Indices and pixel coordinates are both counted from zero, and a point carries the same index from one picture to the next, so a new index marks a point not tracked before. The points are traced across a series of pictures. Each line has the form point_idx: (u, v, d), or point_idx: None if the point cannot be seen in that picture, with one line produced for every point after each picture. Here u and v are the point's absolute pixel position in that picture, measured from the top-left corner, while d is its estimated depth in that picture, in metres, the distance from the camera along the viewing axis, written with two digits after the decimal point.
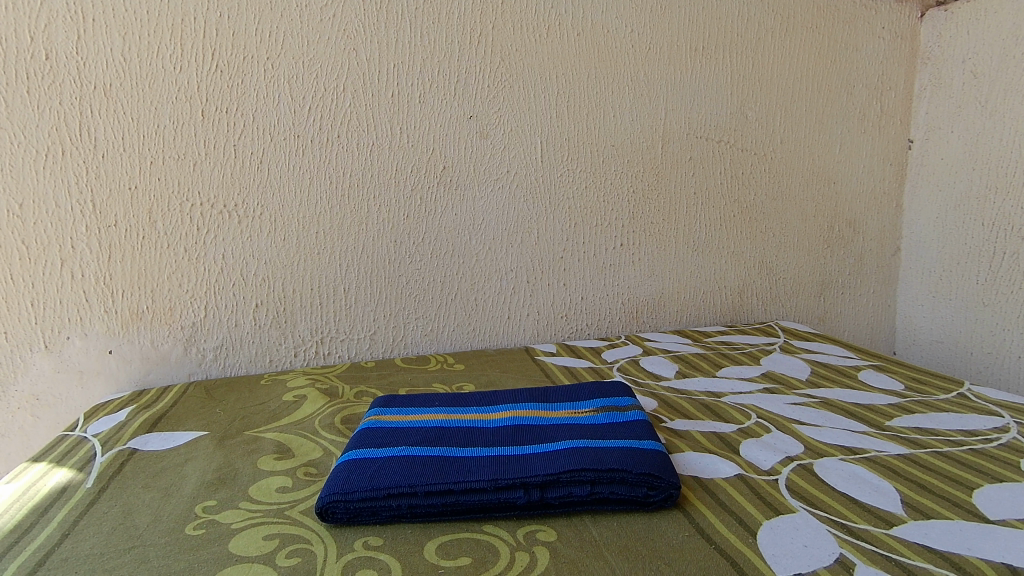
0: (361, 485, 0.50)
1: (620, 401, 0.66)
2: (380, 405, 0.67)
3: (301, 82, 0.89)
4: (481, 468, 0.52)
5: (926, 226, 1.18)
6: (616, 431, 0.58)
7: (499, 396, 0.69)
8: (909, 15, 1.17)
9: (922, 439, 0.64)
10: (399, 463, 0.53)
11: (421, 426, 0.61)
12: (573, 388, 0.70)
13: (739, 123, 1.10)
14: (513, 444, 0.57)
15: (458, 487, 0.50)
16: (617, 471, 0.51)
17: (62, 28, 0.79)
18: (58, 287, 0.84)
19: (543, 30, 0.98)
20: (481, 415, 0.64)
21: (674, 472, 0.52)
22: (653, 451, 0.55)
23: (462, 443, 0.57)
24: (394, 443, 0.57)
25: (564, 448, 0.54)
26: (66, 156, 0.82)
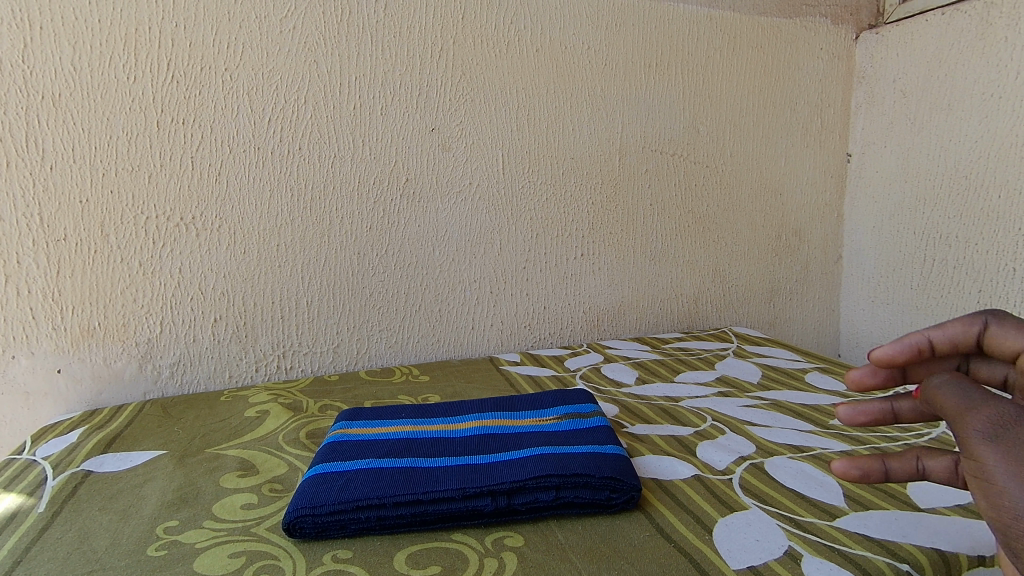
0: (329, 498, 0.50)
1: (582, 408, 0.68)
2: (344, 418, 0.68)
3: (261, 94, 0.88)
4: (449, 477, 0.53)
5: (864, 234, 1.26)
6: (579, 437, 0.61)
7: (465, 406, 0.71)
8: (845, 37, 1.24)
9: (862, 436, 0.68)
10: (366, 475, 0.53)
11: (388, 437, 0.62)
12: (537, 396, 0.72)
13: (692, 137, 1.15)
14: (480, 452, 0.58)
15: (426, 498, 0.50)
16: (581, 476, 0.52)
17: (6, 36, 0.77)
18: (2, 304, 0.81)
19: (503, 45, 1.00)
20: (448, 425, 0.65)
21: (635, 474, 0.54)
22: (614, 455, 0.57)
23: (430, 454, 0.58)
24: (362, 456, 0.57)
25: (530, 455, 0.56)
26: (12, 169, 0.79)
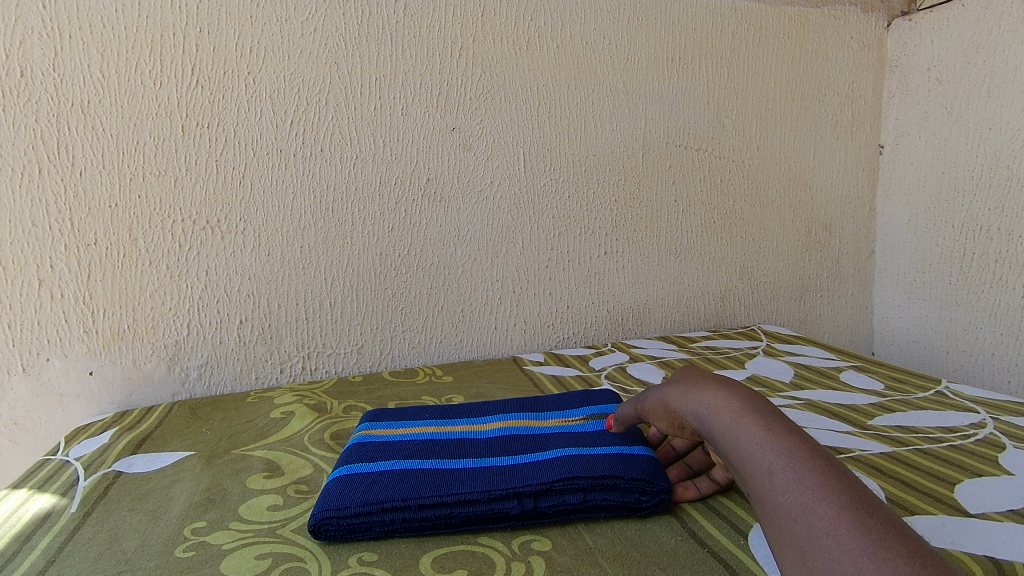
0: (353, 500, 0.49)
1: (609, 408, 0.67)
2: (367, 419, 0.67)
3: (283, 97, 0.89)
4: (474, 479, 0.52)
5: (898, 227, 1.22)
6: (606, 437, 0.59)
7: (489, 406, 0.70)
8: (876, 24, 1.20)
9: (904, 437, 0.65)
10: (391, 477, 0.53)
11: (412, 439, 0.61)
12: (562, 397, 0.71)
13: (717, 131, 1.12)
14: (505, 454, 0.57)
15: (452, 499, 0.50)
16: (609, 478, 0.51)
17: (37, 45, 0.78)
18: (36, 308, 0.82)
19: (523, 42, 0.99)
20: (472, 426, 0.64)
21: (665, 477, 0.53)
22: (644, 456, 0.55)
23: (455, 456, 0.57)
24: (386, 457, 0.57)
25: (556, 457, 0.55)
26: (43, 175, 0.81)
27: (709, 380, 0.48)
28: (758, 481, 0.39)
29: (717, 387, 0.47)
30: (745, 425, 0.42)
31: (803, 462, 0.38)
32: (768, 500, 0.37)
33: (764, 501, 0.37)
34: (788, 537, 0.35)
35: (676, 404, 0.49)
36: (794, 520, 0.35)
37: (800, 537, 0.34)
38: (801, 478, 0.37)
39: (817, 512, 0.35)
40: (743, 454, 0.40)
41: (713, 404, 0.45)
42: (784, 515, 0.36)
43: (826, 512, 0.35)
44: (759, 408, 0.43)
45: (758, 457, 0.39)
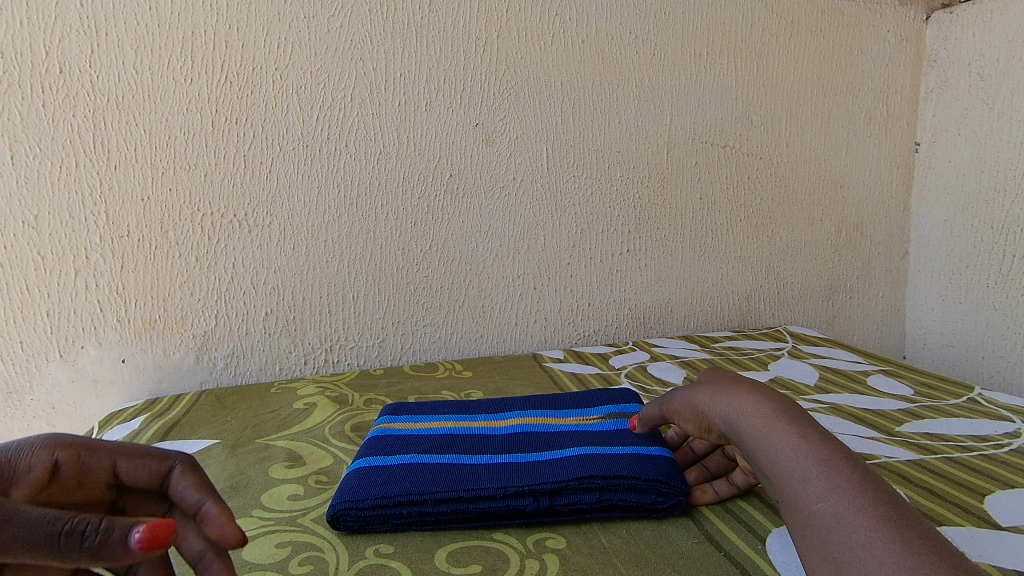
0: (371, 492, 0.50)
1: (628, 407, 0.66)
2: (387, 412, 0.68)
3: (309, 92, 0.90)
4: (490, 475, 0.52)
5: (934, 228, 1.18)
6: (624, 437, 0.59)
7: (507, 402, 0.70)
8: (914, 17, 1.16)
9: (933, 445, 0.63)
10: (408, 471, 0.53)
11: (430, 433, 0.62)
12: (581, 394, 0.70)
13: (745, 128, 1.10)
14: (521, 451, 0.57)
15: (467, 495, 0.50)
16: (625, 478, 0.51)
17: (75, 43, 0.81)
18: (72, 297, 0.85)
19: (548, 37, 0.99)
20: (490, 422, 0.64)
21: (682, 480, 0.52)
22: (661, 457, 0.55)
23: (472, 451, 0.57)
24: (404, 451, 0.57)
25: (573, 455, 0.55)
26: (80, 169, 0.83)
27: (743, 385, 0.48)
28: (791, 489, 0.38)
29: (751, 392, 0.46)
30: (779, 432, 0.41)
31: (838, 473, 0.37)
32: (800, 508, 0.37)
33: (796, 509, 0.37)
34: (820, 546, 0.34)
35: (706, 406, 0.49)
36: (827, 530, 0.35)
37: (833, 546, 0.34)
38: (836, 489, 0.36)
39: (852, 523, 0.34)
40: (777, 461, 0.40)
41: (746, 409, 0.45)
42: (816, 523, 0.35)
43: (861, 522, 0.34)
44: (793, 416, 0.43)
45: (791, 465, 0.39)
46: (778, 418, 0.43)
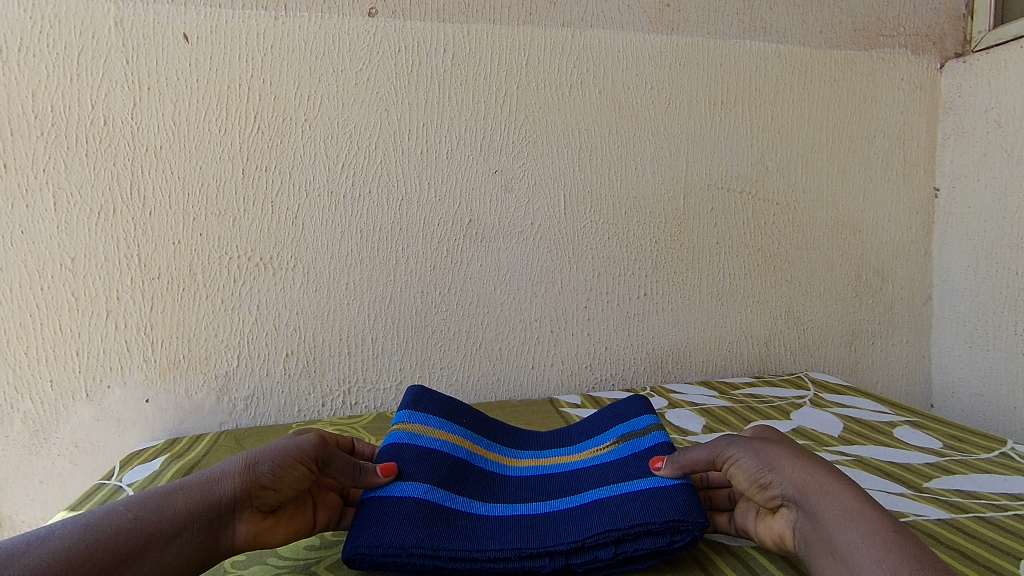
0: (385, 539, 0.49)
1: (640, 422, 0.66)
2: (404, 409, 0.67)
3: (336, 141, 0.93)
4: (506, 535, 0.52)
5: (957, 273, 1.16)
6: (635, 468, 0.58)
7: (524, 436, 0.71)
8: (928, 66, 1.18)
9: (964, 503, 0.61)
10: (421, 515, 0.53)
11: (448, 451, 0.62)
12: (591, 417, 0.71)
13: (761, 174, 1.11)
14: (540, 499, 0.58)
15: (481, 556, 0.49)
16: (641, 525, 0.50)
17: (119, 97, 0.86)
18: (102, 337, 0.88)
19: (566, 88, 1.02)
20: (504, 457, 0.65)
21: (699, 511, 0.50)
22: (677, 488, 0.53)
23: (484, 497, 0.58)
24: (417, 478, 0.57)
25: (586, 504, 0.55)
26: (117, 215, 0.87)
27: (823, 467, 0.49)
28: None
29: (837, 477, 0.47)
30: (868, 528, 0.42)
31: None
32: None
33: None
34: None
35: (779, 470, 0.49)
36: None
37: None
38: None
39: None
40: (864, 556, 0.41)
41: (832, 491, 0.46)
42: None
43: None
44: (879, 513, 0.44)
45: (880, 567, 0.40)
46: (862, 511, 0.44)
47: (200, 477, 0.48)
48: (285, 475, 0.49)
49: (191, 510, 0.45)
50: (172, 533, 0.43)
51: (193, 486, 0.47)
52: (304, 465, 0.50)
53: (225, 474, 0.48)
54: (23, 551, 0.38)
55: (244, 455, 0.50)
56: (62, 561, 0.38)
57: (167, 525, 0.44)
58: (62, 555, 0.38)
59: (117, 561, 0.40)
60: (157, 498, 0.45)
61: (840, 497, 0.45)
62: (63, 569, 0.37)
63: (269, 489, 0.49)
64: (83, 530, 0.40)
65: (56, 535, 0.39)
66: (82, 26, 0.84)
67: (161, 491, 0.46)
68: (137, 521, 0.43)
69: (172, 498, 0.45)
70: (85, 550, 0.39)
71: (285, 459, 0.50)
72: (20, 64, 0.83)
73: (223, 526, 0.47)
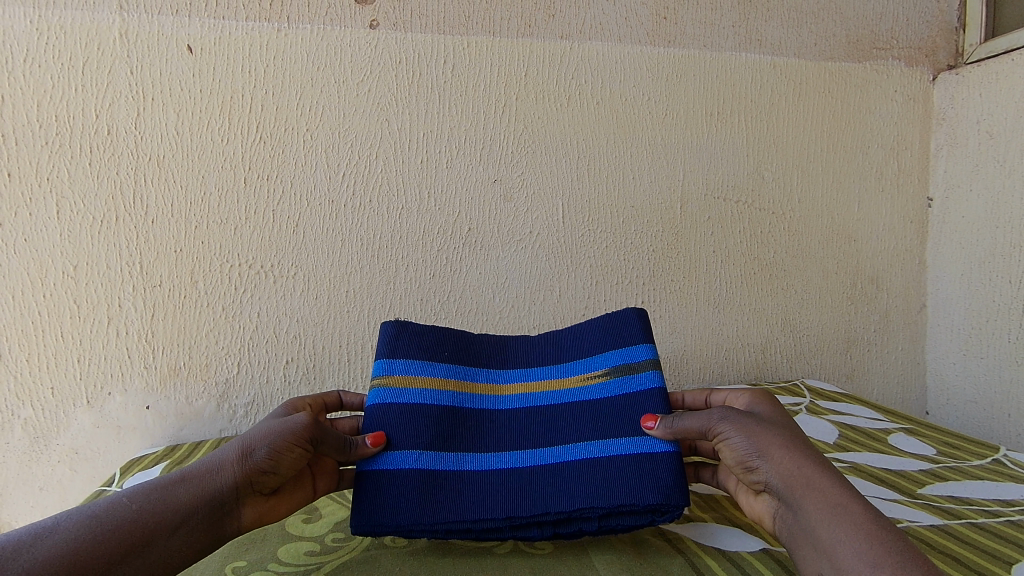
0: (389, 518, 0.55)
1: (633, 354, 0.64)
2: (381, 357, 0.65)
3: (337, 151, 0.95)
4: (496, 503, 0.56)
5: (951, 282, 1.17)
6: (624, 421, 0.61)
7: (512, 345, 0.70)
8: (921, 78, 1.20)
9: (956, 509, 0.62)
10: (416, 488, 0.57)
11: (433, 401, 0.62)
12: (582, 327, 0.69)
13: (757, 184, 1.13)
14: (530, 447, 0.61)
15: (476, 526, 0.56)
16: (625, 506, 0.55)
17: (123, 107, 0.87)
18: (103, 344, 0.89)
19: (564, 99, 1.03)
20: (492, 388, 0.66)
21: (679, 494, 0.54)
22: (664, 454, 0.57)
23: (474, 449, 0.61)
24: (409, 443, 0.59)
25: (574, 465, 0.58)
26: (120, 223, 0.88)
27: (812, 457, 0.51)
28: None
29: (825, 470, 0.49)
30: (851, 522, 0.45)
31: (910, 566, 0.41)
32: None
33: None
34: None
35: (769, 457, 0.52)
36: None
37: None
38: None
39: None
40: (845, 550, 0.44)
41: (818, 485, 0.48)
42: None
43: None
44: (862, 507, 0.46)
45: (861, 561, 0.43)
46: (845, 502, 0.47)
47: (201, 466, 0.53)
48: (282, 459, 0.54)
49: (193, 500, 0.50)
50: (174, 523, 0.48)
51: (193, 476, 0.52)
52: (299, 447, 0.55)
53: (224, 463, 0.53)
54: (34, 544, 0.43)
55: (241, 442, 0.54)
56: (70, 555, 0.43)
57: (170, 516, 0.48)
58: (68, 547, 0.44)
59: (120, 551, 0.45)
60: (161, 489, 0.50)
61: (827, 487, 0.48)
62: (68, 560, 0.43)
63: (268, 473, 0.54)
64: (92, 523, 0.46)
65: (63, 527, 0.45)
66: (88, 37, 0.85)
67: (166, 482, 0.51)
68: (141, 513, 0.48)
69: (177, 489, 0.50)
70: (90, 542, 0.45)
71: (280, 445, 0.54)
72: (26, 74, 0.84)
73: (228, 511, 0.52)
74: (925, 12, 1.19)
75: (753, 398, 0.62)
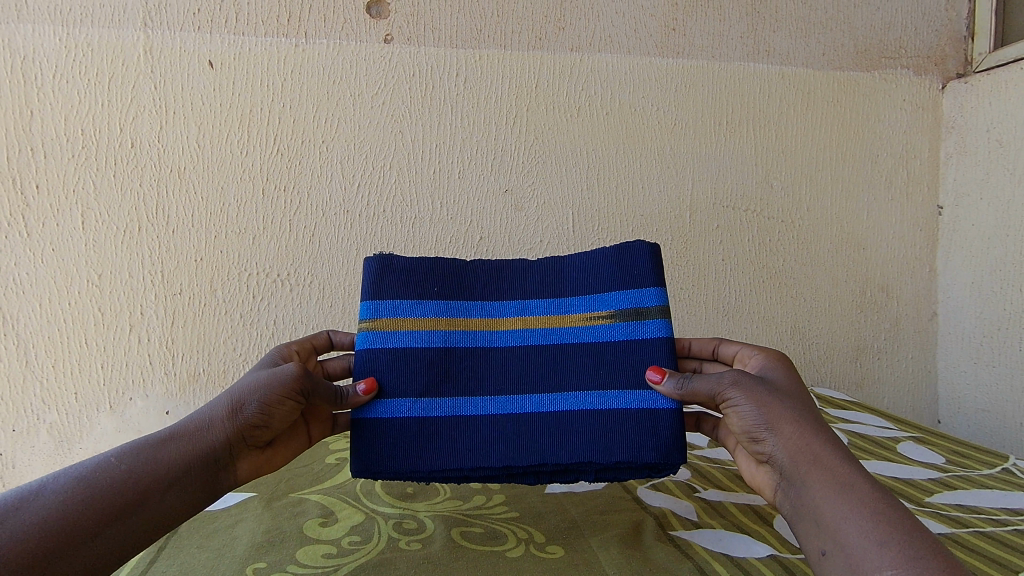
0: (386, 467, 0.60)
1: (643, 298, 0.65)
2: (367, 298, 0.65)
3: (352, 163, 0.97)
4: (490, 450, 0.61)
5: (962, 290, 1.17)
6: (625, 370, 0.64)
7: (509, 271, 0.69)
8: (930, 86, 1.20)
9: (964, 517, 0.63)
10: (412, 435, 0.61)
11: (424, 343, 0.64)
12: (591, 257, 0.68)
13: (766, 193, 1.14)
14: (528, 390, 0.64)
15: (471, 473, 0.61)
16: (623, 462, 0.60)
17: (147, 120, 0.90)
18: (126, 350, 0.91)
19: (574, 110, 1.05)
20: (489, 323, 0.66)
21: (678, 452, 0.60)
22: (665, 410, 0.61)
23: (468, 392, 0.63)
24: (404, 390, 0.62)
25: (570, 416, 0.62)
26: (142, 233, 0.91)
27: (822, 434, 0.53)
28: (866, 553, 0.45)
29: (833, 448, 0.52)
30: (857, 501, 0.48)
31: (915, 543, 0.44)
32: (869, 568, 0.44)
33: (863, 567, 0.44)
34: None
35: (778, 432, 0.54)
36: None
37: None
38: (917, 558, 0.43)
39: None
40: (851, 527, 0.47)
41: (827, 464, 0.51)
42: None
43: None
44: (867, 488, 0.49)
45: (865, 538, 0.45)
46: (850, 479, 0.49)
47: (190, 425, 0.55)
48: (272, 413, 0.57)
49: (184, 458, 0.53)
50: (166, 483, 0.51)
51: (183, 435, 0.54)
52: (290, 400, 0.58)
53: (214, 421, 0.56)
54: (20, 508, 0.46)
55: (229, 398, 0.57)
56: (63, 521, 0.46)
57: (162, 475, 0.51)
58: (56, 511, 0.47)
59: (111, 512, 0.48)
60: (148, 449, 0.53)
61: (835, 465, 0.51)
62: (62, 523, 0.46)
63: (262, 427, 0.58)
64: (83, 487, 0.49)
65: (49, 492, 0.48)
66: (114, 54, 0.88)
67: (153, 442, 0.53)
68: (131, 475, 0.50)
69: (168, 447, 0.53)
70: (78, 503, 0.48)
71: (270, 401, 0.57)
72: (55, 90, 0.87)
73: (225, 465, 0.56)
74: (934, 21, 1.19)
75: (766, 362, 0.63)
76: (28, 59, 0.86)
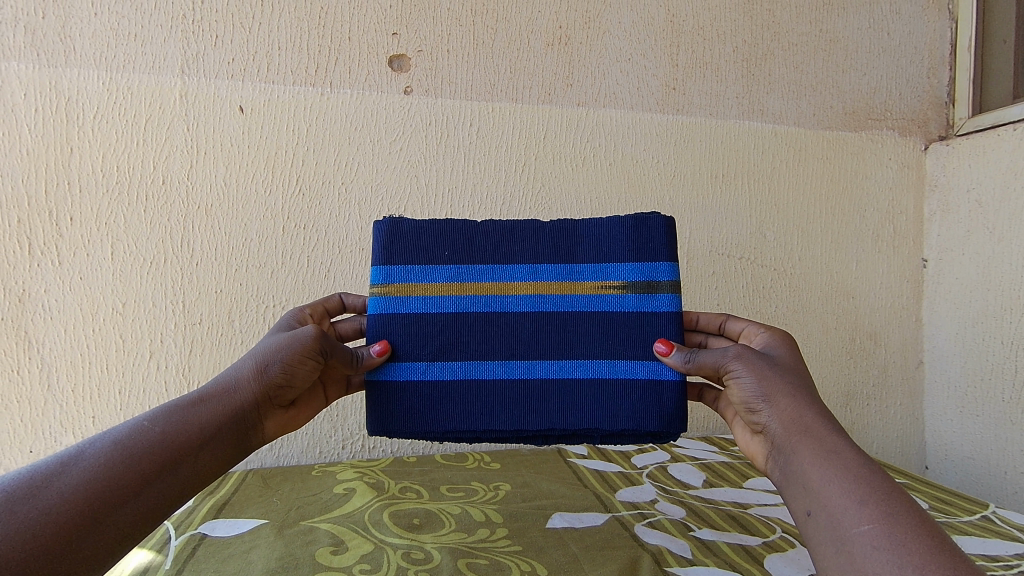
0: (400, 428, 0.68)
1: (656, 272, 0.71)
2: (378, 264, 0.72)
3: (369, 204, 1.02)
4: (501, 415, 0.69)
5: (947, 340, 1.22)
6: (636, 341, 0.70)
7: (519, 236, 0.73)
8: (914, 147, 1.28)
9: None
10: (424, 399, 0.69)
11: (436, 308, 0.71)
12: (605, 227, 0.72)
13: (759, 242, 1.19)
14: (536, 357, 0.71)
15: (484, 435, 0.70)
16: (626, 430, 0.68)
17: (178, 159, 0.96)
18: (144, 377, 0.95)
19: (579, 160, 1.11)
20: (500, 291, 0.72)
21: (679, 422, 0.68)
22: (671, 382, 0.68)
23: (478, 358, 0.71)
24: (416, 354, 0.70)
25: (578, 384, 0.70)
26: (168, 264, 0.96)
27: (814, 406, 0.57)
28: (845, 512, 0.49)
29: (823, 420, 0.56)
30: (842, 467, 0.52)
31: (892, 503, 0.48)
32: (847, 526, 0.48)
33: (842, 525, 0.48)
34: (860, 558, 0.46)
35: (774, 404, 0.59)
36: (874, 546, 0.46)
37: (876, 560, 0.45)
38: (893, 515, 0.47)
39: (906, 546, 0.45)
40: (834, 489, 0.50)
41: (815, 434, 0.55)
42: (860, 541, 0.47)
43: (912, 547, 0.45)
44: (851, 455, 0.53)
45: (846, 498, 0.49)
46: (835, 446, 0.53)
47: (218, 390, 0.60)
48: (295, 373, 0.64)
49: (215, 418, 0.58)
50: (199, 441, 0.56)
51: (214, 397, 0.60)
52: (311, 361, 0.64)
53: (241, 384, 0.61)
54: (64, 471, 0.49)
55: (254, 361, 0.63)
56: (105, 477, 0.50)
57: (193, 437, 0.56)
58: (95, 476, 0.50)
59: (150, 469, 0.52)
60: (180, 413, 0.57)
61: (823, 434, 0.55)
62: (103, 479, 0.50)
63: (287, 385, 0.64)
64: (122, 447, 0.52)
65: (89, 454, 0.51)
66: (152, 98, 0.95)
67: (184, 408, 0.58)
68: (167, 434, 0.55)
69: (201, 408, 0.58)
70: (121, 462, 0.51)
71: (292, 363, 0.63)
72: (95, 130, 0.93)
73: (251, 426, 0.61)
74: (917, 87, 1.28)
75: (772, 340, 0.67)
76: (71, 100, 0.92)
